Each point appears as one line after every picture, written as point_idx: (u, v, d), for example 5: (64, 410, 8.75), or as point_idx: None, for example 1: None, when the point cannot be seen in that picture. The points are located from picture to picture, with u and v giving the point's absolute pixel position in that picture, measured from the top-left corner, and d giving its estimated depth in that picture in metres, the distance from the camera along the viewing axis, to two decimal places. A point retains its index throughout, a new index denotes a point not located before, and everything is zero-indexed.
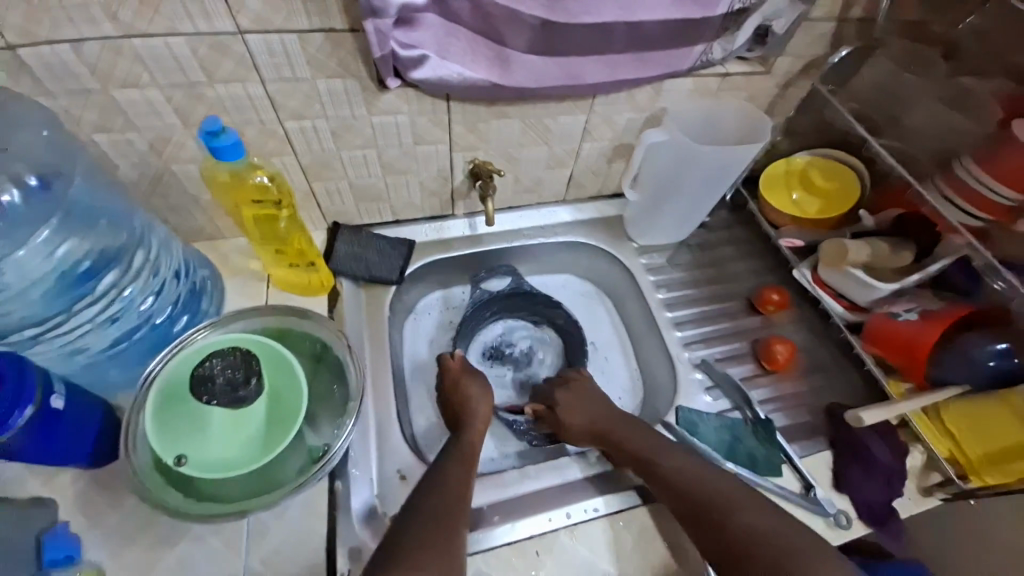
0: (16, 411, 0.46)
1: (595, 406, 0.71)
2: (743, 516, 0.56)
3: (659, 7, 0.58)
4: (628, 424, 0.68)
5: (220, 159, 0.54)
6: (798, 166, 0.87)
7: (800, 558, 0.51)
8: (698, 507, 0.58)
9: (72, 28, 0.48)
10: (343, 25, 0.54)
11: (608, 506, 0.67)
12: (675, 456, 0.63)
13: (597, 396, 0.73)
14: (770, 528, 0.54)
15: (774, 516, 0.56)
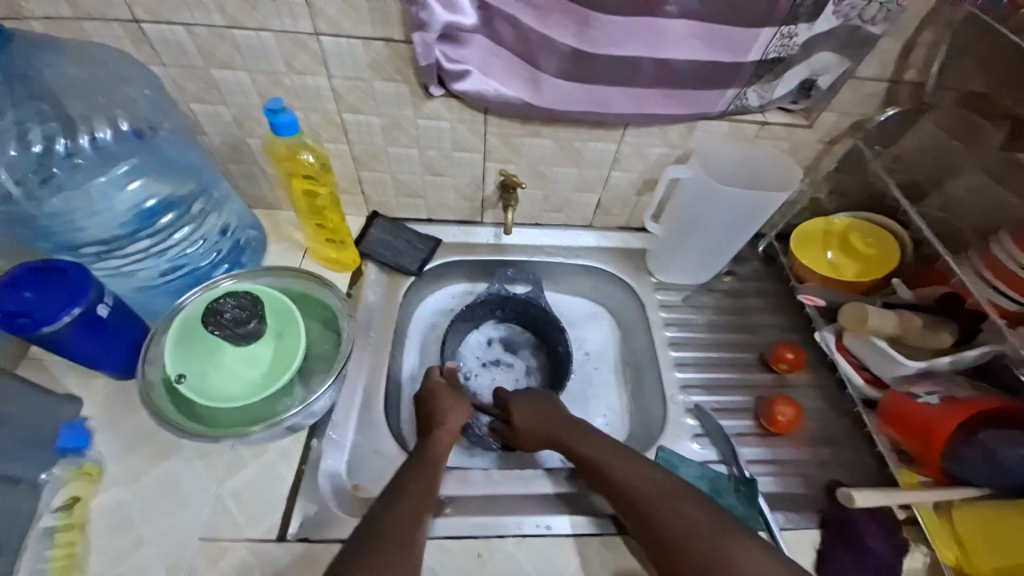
0: (67, 308, 0.55)
1: (538, 416, 0.71)
2: (677, 524, 0.54)
3: (688, 47, 0.60)
4: (573, 429, 0.67)
5: (276, 133, 0.62)
6: (838, 227, 0.84)
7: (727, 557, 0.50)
8: (638, 520, 0.57)
9: (188, 14, 0.59)
10: (401, 36, 0.62)
11: (573, 526, 0.65)
12: (621, 463, 0.62)
13: (546, 402, 0.73)
14: (703, 527, 0.53)
15: (713, 516, 0.54)
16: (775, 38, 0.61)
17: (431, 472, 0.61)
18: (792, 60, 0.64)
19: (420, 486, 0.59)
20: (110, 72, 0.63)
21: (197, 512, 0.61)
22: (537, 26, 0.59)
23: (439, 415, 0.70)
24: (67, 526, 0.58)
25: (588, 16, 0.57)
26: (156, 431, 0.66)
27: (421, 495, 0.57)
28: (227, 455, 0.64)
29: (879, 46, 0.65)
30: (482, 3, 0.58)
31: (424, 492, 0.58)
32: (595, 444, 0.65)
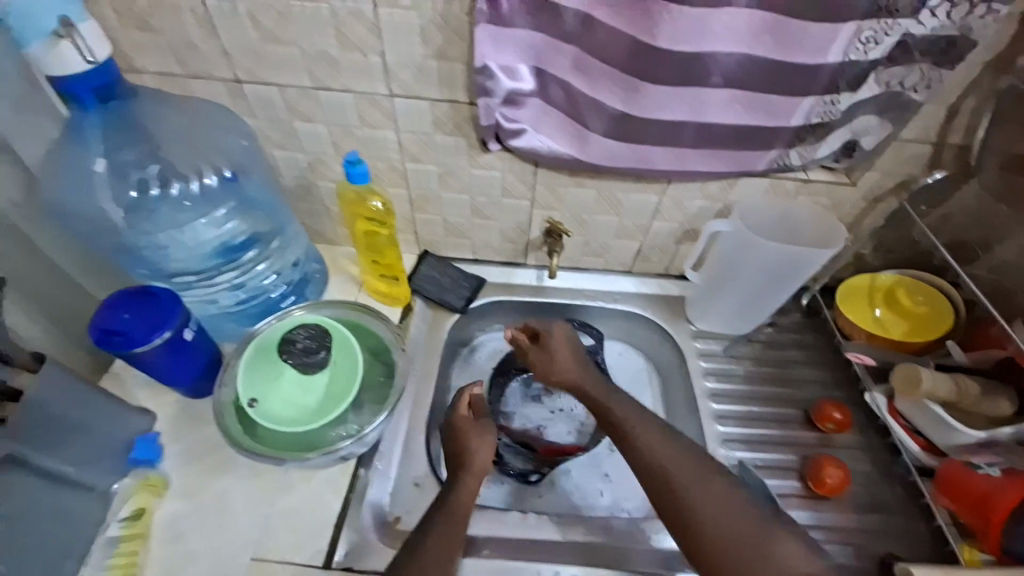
0: (158, 331, 0.61)
1: (572, 365, 0.72)
2: (718, 507, 0.55)
3: (731, 112, 0.63)
4: (604, 389, 0.69)
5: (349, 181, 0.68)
6: (884, 283, 0.83)
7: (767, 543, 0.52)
8: (671, 498, 0.57)
9: (281, 76, 0.67)
10: (464, 98, 0.68)
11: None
12: (657, 440, 0.61)
13: (580, 355, 0.74)
14: (743, 511, 0.55)
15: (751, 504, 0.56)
16: (817, 105, 0.63)
17: (454, 512, 0.61)
18: (836, 124, 0.66)
19: (448, 527, 0.59)
20: (210, 121, 0.70)
21: (247, 531, 0.64)
22: (587, 90, 0.63)
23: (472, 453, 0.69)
24: (130, 536, 0.62)
25: (636, 84, 0.61)
26: (214, 447, 0.71)
27: (446, 546, 0.56)
28: (278, 478, 0.68)
29: (923, 112, 0.67)
30: (539, 69, 0.63)
31: (451, 520, 0.59)
32: (633, 412, 0.65)
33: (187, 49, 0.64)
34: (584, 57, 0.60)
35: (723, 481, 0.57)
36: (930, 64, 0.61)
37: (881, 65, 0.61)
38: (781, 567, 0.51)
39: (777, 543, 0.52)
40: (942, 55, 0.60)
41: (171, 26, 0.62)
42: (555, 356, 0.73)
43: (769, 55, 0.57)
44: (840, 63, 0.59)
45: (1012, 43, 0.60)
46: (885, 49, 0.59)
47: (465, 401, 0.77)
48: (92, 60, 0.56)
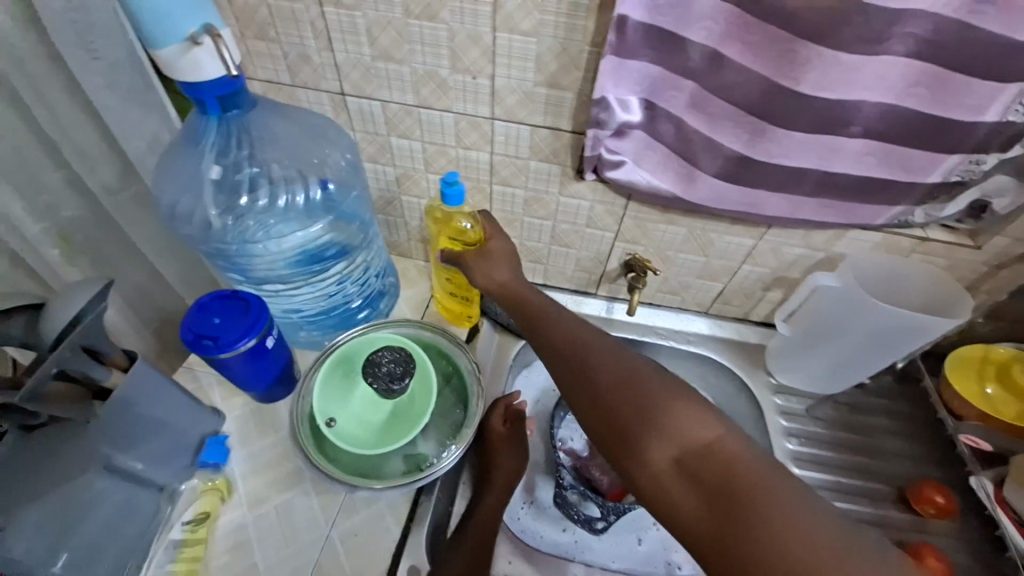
0: (243, 339, 0.59)
1: (495, 263, 0.68)
2: (616, 374, 0.50)
3: (862, 165, 0.59)
4: (528, 289, 0.65)
5: (447, 203, 0.67)
6: (999, 357, 0.76)
7: (650, 409, 0.47)
8: (570, 370, 0.53)
9: (387, 91, 0.66)
10: (568, 126, 0.66)
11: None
12: (562, 326, 0.58)
13: (508, 257, 0.69)
14: (632, 379, 0.49)
15: (643, 373, 0.50)
16: (961, 164, 0.58)
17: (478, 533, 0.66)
18: (975, 184, 0.61)
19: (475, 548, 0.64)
20: (317, 132, 0.70)
21: (307, 550, 0.62)
22: (704, 130, 0.60)
23: (501, 477, 0.73)
24: (194, 540, 0.61)
25: (762, 127, 0.57)
26: (282, 457, 0.69)
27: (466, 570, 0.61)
28: (340, 496, 0.65)
29: None
30: (651, 103, 0.60)
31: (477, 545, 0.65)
32: (547, 304, 0.62)
33: (299, 60, 0.65)
34: (707, 96, 0.57)
35: (627, 353, 0.53)
36: None
37: None
38: (675, 432, 0.45)
39: (675, 410, 0.46)
40: None
41: (288, 37, 0.62)
42: (473, 264, 0.69)
43: (920, 108, 0.53)
44: (995, 124, 0.53)
45: None
46: None
47: (497, 422, 0.77)
48: (231, 71, 0.56)
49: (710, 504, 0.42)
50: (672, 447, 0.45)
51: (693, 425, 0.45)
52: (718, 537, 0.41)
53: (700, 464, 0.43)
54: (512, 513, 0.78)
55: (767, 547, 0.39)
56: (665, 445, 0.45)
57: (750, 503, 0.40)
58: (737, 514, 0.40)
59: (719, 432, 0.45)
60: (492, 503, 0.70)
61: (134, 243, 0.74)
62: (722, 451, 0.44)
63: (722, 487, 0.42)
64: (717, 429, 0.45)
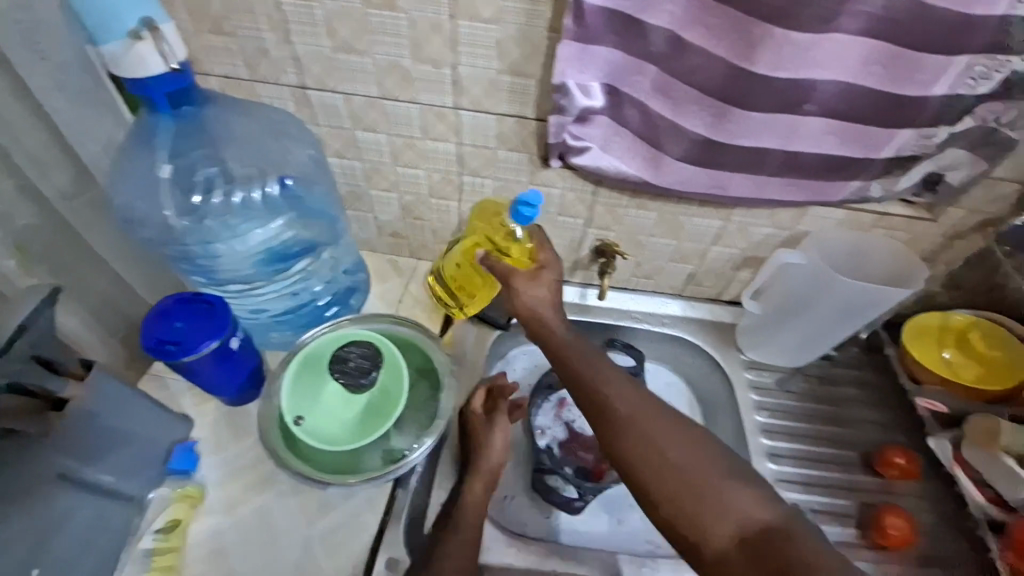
0: (206, 341, 0.59)
1: (539, 303, 0.65)
2: (682, 450, 0.52)
3: (823, 142, 0.60)
4: (569, 338, 0.62)
5: (518, 221, 0.65)
6: (956, 324, 0.79)
7: (707, 488, 0.49)
8: (631, 436, 0.53)
9: (349, 84, 0.64)
10: (533, 114, 0.65)
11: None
12: (611, 385, 0.57)
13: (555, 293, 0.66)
14: (689, 456, 0.51)
15: (699, 448, 0.52)
16: (913, 139, 0.59)
17: (466, 526, 0.63)
18: (927, 158, 0.63)
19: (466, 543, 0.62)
20: (277, 128, 0.68)
21: (286, 551, 0.62)
22: (669, 114, 0.60)
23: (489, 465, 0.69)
24: (166, 549, 0.60)
25: (726, 110, 0.58)
26: (256, 461, 0.68)
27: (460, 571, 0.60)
28: (317, 495, 0.65)
29: (1018, 152, 0.63)
30: (615, 88, 0.60)
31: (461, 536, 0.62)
32: (591, 358, 0.60)
33: (258, 55, 0.62)
34: (670, 81, 0.57)
35: (688, 425, 0.54)
36: None
37: (987, 99, 0.57)
38: (730, 510, 0.48)
39: (726, 488, 0.49)
40: None
41: (244, 31, 0.60)
42: (523, 293, 0.65)
43: (876, 85, 0.54)
44: (946, 98, 0.55)
45: None
46: (997, 84, 0.55)
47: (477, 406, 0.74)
48: (174, 66, 0.54)
49: None
50: (728, 527, 0.48)
51: (750, 504, 0.48)
52: None
53: (771, 548, 0.46)
54: (497, 496, 0.79)
55: None
56: (721, 525, 0.48)
57: None
58: None
59: (779, 513, 0.48)
60: (480, 492, 0.67)
61: (96, 253, 0.70)
62: (781, 536, 0.47)
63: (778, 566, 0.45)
64: (778, 512, 0.48)
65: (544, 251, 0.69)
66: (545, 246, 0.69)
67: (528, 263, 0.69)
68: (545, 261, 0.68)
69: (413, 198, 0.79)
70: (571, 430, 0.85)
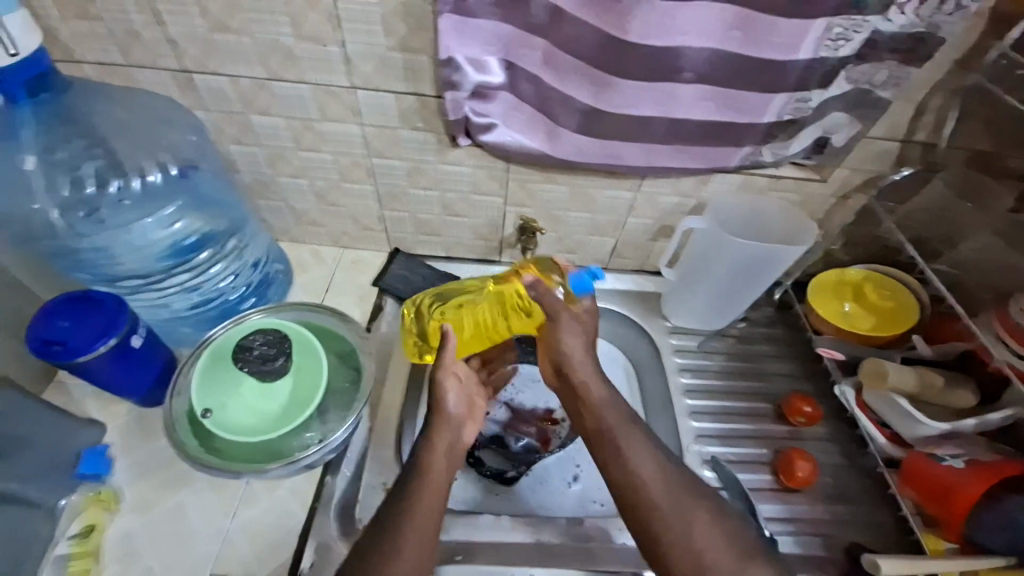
0: (102, 339, 0.56)
1: (570, 351, 0.61)
2: (713, 544, 0.51)
3: (702, 108, 0.62)
4: (603, 396, 0.59)
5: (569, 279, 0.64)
6: (853, 278, 0.84)
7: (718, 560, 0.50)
8: (630, 463, 0.55)
9: (235, 66, 0.63)
10: (431, 92, 0.65)
11: None
12: (639, 441, 0.56)
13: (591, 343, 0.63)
14: (712, 525, 0.52)
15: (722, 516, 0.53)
16: (787, 102, 0.63)
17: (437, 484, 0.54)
18: (807, 122, 0.66)
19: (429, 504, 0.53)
20: (154, 116, 0.66)
21: (205, 545, 0.60)
22: (558, 86, 0.62)
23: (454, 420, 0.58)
24: (80, 554, 0.57)
25: (607, 80, 0.60)
26: (171, 460, 0.66)
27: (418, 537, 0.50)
28: (241, 489, 0.64)
29: (891, 109, 0.67)
30: (508, 63, 0.61)
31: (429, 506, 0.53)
32: (617, 414, 0.58)
33: (131, 38, 0.60)
34: (555, 51, 0.59)
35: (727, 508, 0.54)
36: (898, 61, 0.61)
37: (851, 62, 0.60)
38: None
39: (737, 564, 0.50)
40: (909, 52, 0.60)
41: (112, 12, 0.58)
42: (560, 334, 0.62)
43: (739, 50, 0.57)
44: (809, 60, 0.59)
45: (980, 42, 0.61)
46: (855, 46, 0.59)
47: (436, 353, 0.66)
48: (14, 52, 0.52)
49: None
50: None
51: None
52: None
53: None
54: None
55: None
56: None
57: None
58: None
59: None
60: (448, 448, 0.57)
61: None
62: None
63: None
64: None
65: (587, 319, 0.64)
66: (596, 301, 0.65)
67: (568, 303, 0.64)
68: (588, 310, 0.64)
69: (326, 183, 0.78)
70: (512, 409, 0.85)
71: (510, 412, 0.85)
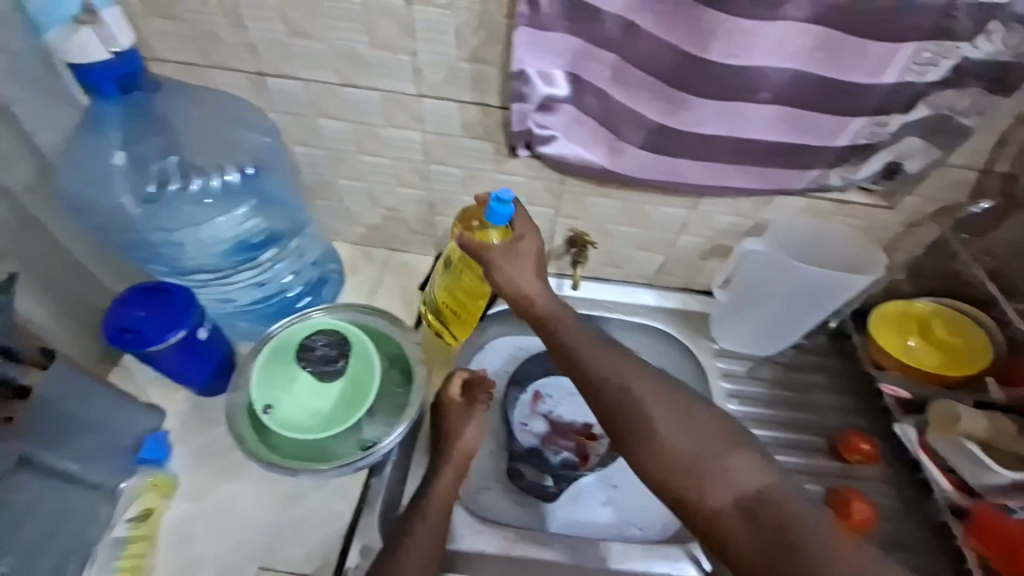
0: (173, 331, 0.59)
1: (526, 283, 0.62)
2: (696, 450, 0.52)
3: (774, 130, 0.61)
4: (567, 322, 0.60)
5: (489, 218, 0.62)
6: (920, 311, 0.81)
7: (700, 459, 0.51)
8: (603, 382, 0.56)
9: (308, 71, 0.65)
10: (496, 102, 0.66)
11: None
12: (605, 359, 0.57)
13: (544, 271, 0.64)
14: (685, 427, 0.53)
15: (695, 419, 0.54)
16: (864, 127, 0.61)
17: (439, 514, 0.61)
18: (884, 147, 0.63)
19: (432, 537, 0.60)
20: (227, 112, 0.68)
21: (255, 537, 0.62)
22: (625, 101, 0.61)
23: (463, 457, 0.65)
24: (137, 538, 0.60)
25: (678, 97, 0.59)
26: (225, 451, 0.68)
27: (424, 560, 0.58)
28: (289, 485, 0.65)
29: (976, 138, 0.64)
30: (575, 76, 0.60)
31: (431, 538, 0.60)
32: (585, 340, 0.59)
33: (213, 41, 0.62)
34: (625, 67, 0.58)
35: (696, 412, 0.54)
36: (982, 89, 0.58)
37: (936, 88, 0.58)
38: (730, 477, 0.51)
39: (723, 459, 0.51)
40: (999, 80, 0.57)
41: (198, 16, 0.60)
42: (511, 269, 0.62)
43: (821, 72, 0.55)
44: (893, 86, 0.57)
45: None
46: (942, 72, 0.56)
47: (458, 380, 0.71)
48: (115, 49, 0.56)
49: (765, 543, 0.48)
50: (732, 492, 0.50)
51: (750, 471, 0.51)
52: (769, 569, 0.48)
53: (808, 559, 0.46)
54: (473, 491, 0.79)
55: None
56: (720, 489, 0.50)
57: (801, 547, 0.47)
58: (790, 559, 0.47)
59: (763, 465, 0.51)
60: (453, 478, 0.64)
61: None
62: (773, 494, 0.50)
63: (778, 533, 0.48)
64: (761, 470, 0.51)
65: (528, 241, 0.63)
66: (525, 214, 0.64)
67: (503, 237, 0.64)
68: (523, 230, 0.63)
69: (382, 187, 0.79)
70: (551, 422, 0.84)
71: (549, 425, 0.84)
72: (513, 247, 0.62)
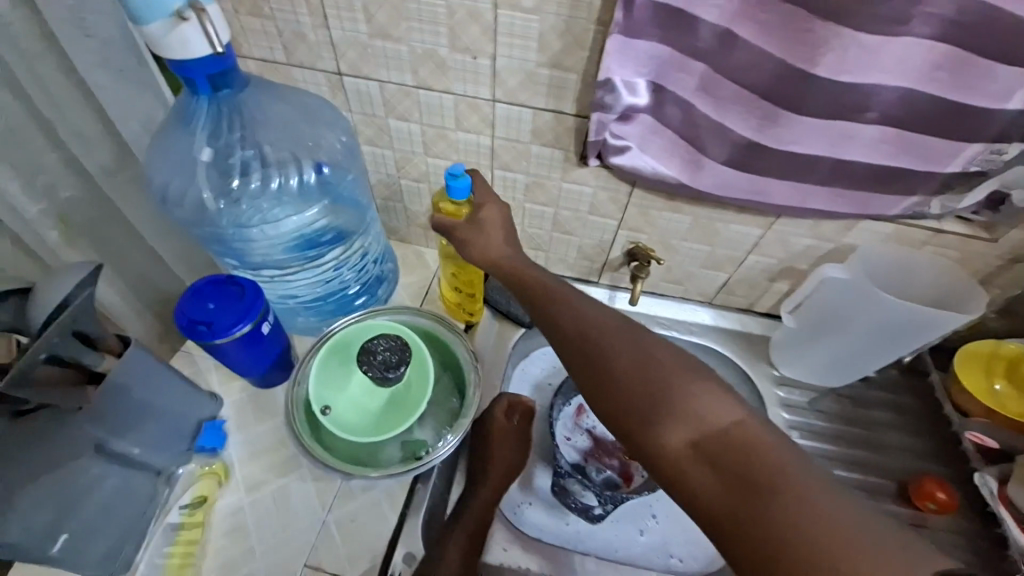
0: (239, 323, 0.59)
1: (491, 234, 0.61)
2: (655, 383, 0.45)
3: (875, 151, 0.56)
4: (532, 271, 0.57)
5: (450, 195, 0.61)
6: (1010, 353, 0.74)
7: (659, 391, 0.45)
8: (565, 322, 0.51)
9: (385, 72, 0.64)
10: (571, 109, 0.63)
11: None
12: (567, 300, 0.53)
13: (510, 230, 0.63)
14: (648, 360, 0.47)
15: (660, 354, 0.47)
16: (979, 153, 0.55)
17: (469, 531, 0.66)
18: (995, 176, 0.58)
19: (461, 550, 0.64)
20: (307, 113, 0.69)
21: (303, 533, 0.63)
22: (712, 114, 0.58)
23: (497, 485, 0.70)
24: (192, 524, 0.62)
25: (774, 112, 0.55)
26: (276, 444, 0.68)
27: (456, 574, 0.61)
28: (337, 484, 0.65)
29: None
30: (659, 86, 0.57)
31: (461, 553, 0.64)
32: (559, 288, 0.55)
33: (294, 38, 0.62)
34: (717, 79, 0.55)
35: (664, 343, 0.48)
36: None
37: None
38: (691, 414, 0.43)
39: (688, 392, 0.44)
40: None
41: (283, 13, 0.60)
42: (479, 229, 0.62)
43: (937, 92, 0.51)
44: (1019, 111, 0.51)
45: None
46: None
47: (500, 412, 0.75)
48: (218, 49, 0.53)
49: (729, 486, 0.40)
50: (692, 432, 0.42)
51: (717, 407, 0.43)
52: (732, 518, 0.39)
53: (781, 506, 0.38)
54: (514, 504, 0.76)
55: (788, 532, 0.37)
56: (680, 427, 0.43)
57: (771, 492, 0.38)
58: (757, 502, 0.38)
59: (730, 397, 0.44)
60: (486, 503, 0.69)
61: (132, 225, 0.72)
62: (743, 431, 0.42)
63: (745, 474, 0.40)
64: (729, 403, 0.43)
65: (490, 208, 0.63)
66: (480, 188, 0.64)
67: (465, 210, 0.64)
68: (482, 198, 0.64)
69: None
70: (593, 438, 0.84)
71: (592, 442, 0.83)
72: (476, 217, 0.63)
